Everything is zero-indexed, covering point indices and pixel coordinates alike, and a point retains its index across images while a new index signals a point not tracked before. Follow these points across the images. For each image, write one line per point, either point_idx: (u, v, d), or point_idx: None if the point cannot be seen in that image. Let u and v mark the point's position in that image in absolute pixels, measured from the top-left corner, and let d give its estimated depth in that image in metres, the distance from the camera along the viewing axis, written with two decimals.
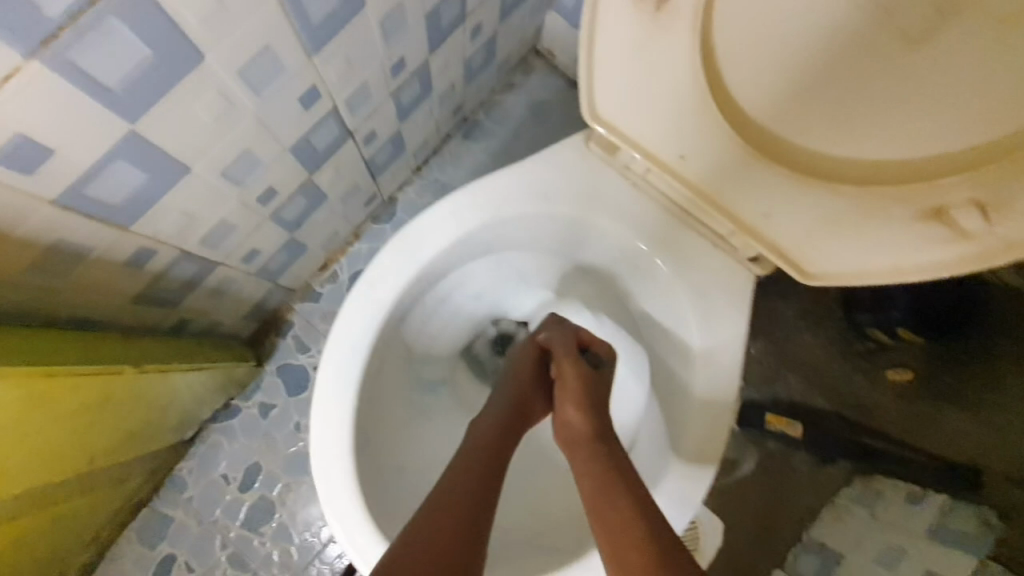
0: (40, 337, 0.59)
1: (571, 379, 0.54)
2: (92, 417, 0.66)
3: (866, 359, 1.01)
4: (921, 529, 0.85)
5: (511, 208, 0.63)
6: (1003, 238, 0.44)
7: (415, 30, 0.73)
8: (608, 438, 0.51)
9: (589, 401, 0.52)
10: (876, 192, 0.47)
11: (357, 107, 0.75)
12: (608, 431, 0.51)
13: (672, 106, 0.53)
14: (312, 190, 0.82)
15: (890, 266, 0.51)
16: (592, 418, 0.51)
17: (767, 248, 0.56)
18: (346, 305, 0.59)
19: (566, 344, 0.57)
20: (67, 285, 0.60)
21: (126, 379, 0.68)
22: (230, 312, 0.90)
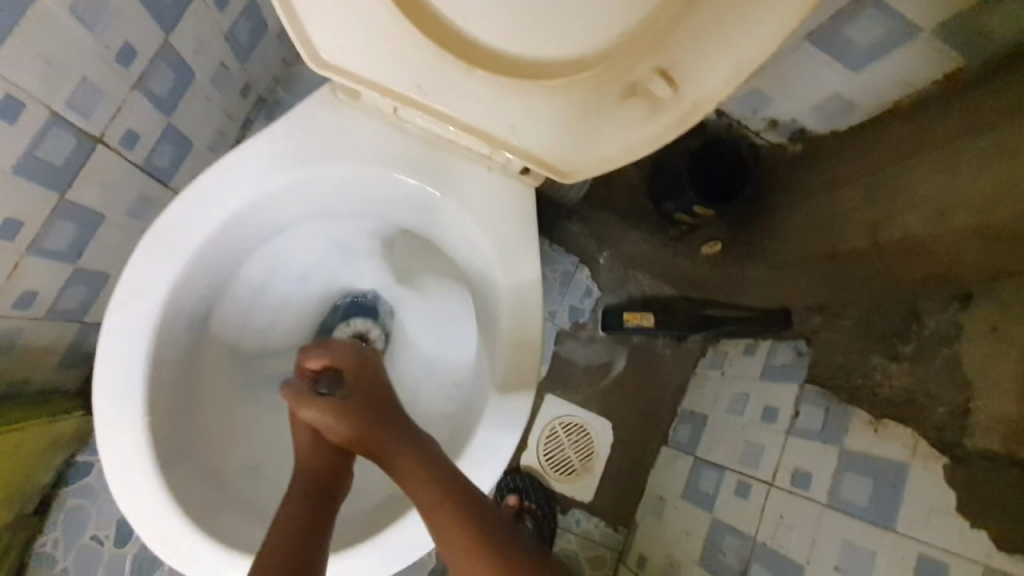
0: None
1: (323, 404, 0.54)
2: None
3: (682, 242, 1.10)
4: (756, 373, 0.96)
5: (274, 177, 0.61)
6: (687, 98, 0.51)
7: (127, 10, 0.66)
8: (396, 430, 0.53)
9: (348, 408, 0.54)
10: (581, 80, 0.52)
11: (88, 108, 0.68)
12: (385, 417, 0.54)
13: (388, 37, 0.53)
14: (78, 210, 0.74)
15: (622, 147, 0.56)
16: (361, 422, 0.53)
17: (525, 159, 0.59)
18: (111, 317, 0.55)
19: (308, 380, 0.57)
20: None
21: None
22: (34, 364, 0.81)
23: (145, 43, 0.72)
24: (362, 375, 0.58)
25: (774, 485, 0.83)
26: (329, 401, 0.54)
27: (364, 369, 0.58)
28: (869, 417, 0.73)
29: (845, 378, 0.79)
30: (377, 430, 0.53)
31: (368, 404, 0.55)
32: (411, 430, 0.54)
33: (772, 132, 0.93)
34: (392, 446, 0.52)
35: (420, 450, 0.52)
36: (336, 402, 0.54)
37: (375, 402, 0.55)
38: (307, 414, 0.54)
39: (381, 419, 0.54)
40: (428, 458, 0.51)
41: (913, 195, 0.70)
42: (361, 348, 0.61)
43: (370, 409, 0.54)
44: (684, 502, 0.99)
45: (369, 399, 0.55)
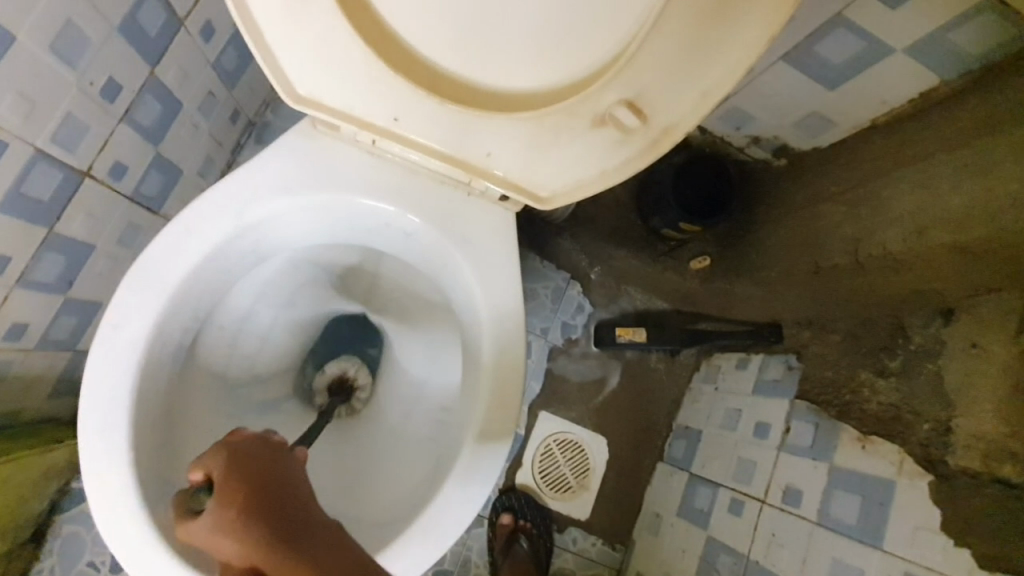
0: None
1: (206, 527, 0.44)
2: None
3: (671, 258, 1.07)
4: (748, 387, 0.96)
5: (254, 209, 0.62)
6: (656, 127, 0.51)
7: (109, 46, 0.68)
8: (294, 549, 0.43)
9: (230, 524, 0.43)
10: (551, 111, 0.52)
11: (74, 143, 0.69)
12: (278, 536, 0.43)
13: (363, 72, 0.54)
14: (67, 242, 0.75)
15: (597, 173, 0.57)
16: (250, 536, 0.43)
17: (502, 186, 0.60)
18: (93, 352, 0.56)
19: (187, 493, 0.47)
20: None
21: None
22: (27, 394, 0.82)
23: (129, 77, 0.73)
24: (255, 470, 0.47)
25: (767, 502, 0.82)
26: (217, 513, 0.44)
27: (260, 464, 0.47)
28: (857, 434, 0.72)
29: (833, 392, 0.79)
30: (280, 552, 0.42)
31: (268, 515, 0.44)
32: (330, 531, 0.45)
33: (755, 148, 0.92)
34: (296, 556, 0.43)
35: (346, 559, 0.44)
36: (225, 517, 0.44)
37: (276, 502, 0.45)
38: (195, 531, 0.44)
39: (284, 532, 0.44)
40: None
41: (894, 212, 0.70)
42: (267, 435, 0.50)
43: (274, 521, 0.44)
44: (680, 518, 0.99)
45: (273, 501, 0.45)
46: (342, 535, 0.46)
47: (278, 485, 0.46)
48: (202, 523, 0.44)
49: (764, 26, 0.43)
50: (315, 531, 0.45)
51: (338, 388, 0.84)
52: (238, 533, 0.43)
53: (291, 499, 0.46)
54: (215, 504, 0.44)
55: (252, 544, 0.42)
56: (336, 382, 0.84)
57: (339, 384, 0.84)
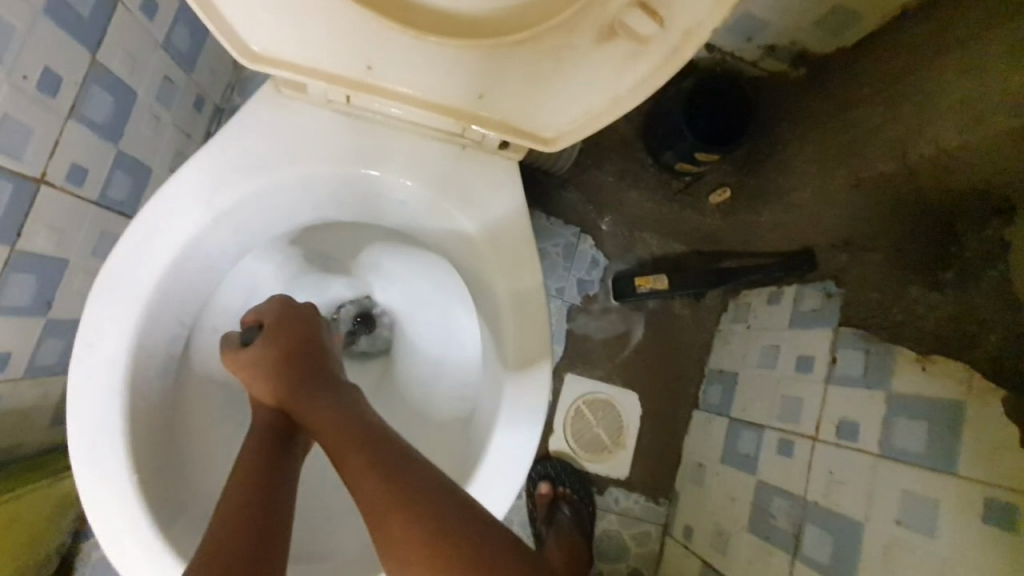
0: None
1: (247, 353, 0.51)
2: None
3: (688, 195, 0.98)
4: (785, 321, 0.90)
5: (226, 194, 0.55)
6: (674, 32, 0.44)
7: (37, 32, 0.60)
8: (311, 365, 0.50)
9: (266, 352, 0.50)
10: (547, 31, 0.45)
11: (18, 148, 0.62)
12: (295, 369, 0.49)
13: (323, 15, 0.46)
14: (34, 260, 0.69)
15: (608, 98, 0.49)
16: (278, 364, 0.49)
17: (500, 130, 0.53)
18: (71, 375, 0.50)
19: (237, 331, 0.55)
20: None
21: None
22: (25, 426, 0.77)
23: (70, 67, 0.65)
24: (294, 327, 0.52)
25: (819, 439, 0.78)
26: (263, 351, 0.50)
27: (302, 324, 0.53)
28: (915, 355, 0.67)
29: (882, 315, 0.72)
30: (302, 387, 0.47)
31: (303, 367, 0.49)
32: (353, 393, 0.48)
33: (770, 59, 0.84)
34: (314, 401, 0.46)
35: (358, 417, 0.44)
36: (271, 358, 0.50)
37: (309, 358, 0.50)
38: (245, 364, 0.51)
39: (310, 369, 0.49)
40: (344, 415, 0.44)
41: (940, 105, 0.61)
42: (306, 306, 0.55)
43: (299, 365, 0.49)
44: (726, 466, 0.95)
45: (306, 354, 0.50)
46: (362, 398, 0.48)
47: (319, 345, 0.52)
48: (252, 358, 0.50)
49: None
50: (339, 387, 0.48)
51: (363, 319, 0.77)
52: (278, 373, 0.49)
53: (323, 361, 0.50)
54: (263, 343, 0.51)
55: (281, 382, 0.48)
56: (359, 318, 0.77)
57: (364, 315, 0.77)
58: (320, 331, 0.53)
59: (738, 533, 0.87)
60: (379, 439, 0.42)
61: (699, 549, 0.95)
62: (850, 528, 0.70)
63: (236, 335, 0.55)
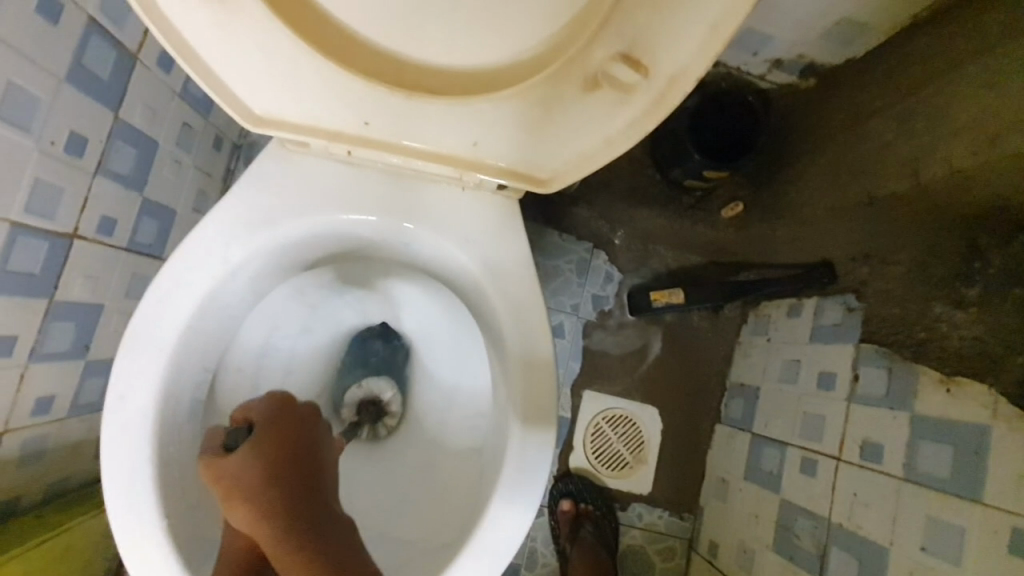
0: None
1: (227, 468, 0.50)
2: None
3: (700, 210, 0.99)
4: (806, 335, 0.88)
5: (239, 249, 0.58)
6: (658, 79, 0.44)
7: (61, 100, 0.64)
8: (293, 490, 0.49)
9: (253, 472, 0.49)
10: (533, 84, 0.46)
11: (51, 209, 0.66)
12: (277, 492, 0.48)
13: (319, 81, 0.48)
14: (70, 309, 0.73)
15: (600, 142, 0.49)
16: (260, 487, 0.48)
17: (497, 175, 0.54)
18: (102, 431, 0.53)
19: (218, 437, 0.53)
20: None
21: None
22: (69, 462, 0.82)
23: (94, 128, 0.69)
24: (284, 443, 0.51)
25: (844, 460, 0.76)
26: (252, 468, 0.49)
27: (293, 437, 0.52)
28: (940, 375, 0.64)
29: (906, 331, 0.70)
30: (281, 524, 0.47)
31: (285, 498, 0.48)
32: (340, 521, 0.50)
33: (777, 73, 0.84)
34: (296, 539, 0.47)
35: (340, 575, 0.46)
36: (256, 471, 0.49)
37: (291, 480, 0.49)
38: (225, 475, 0.49)
39: (292, 496, 0.49)
40: (328, 566, 0.46)
41: (956, 121, 0.60)
42: (295, 411, 0.54)
43: (278, 497, 0.48)
44: (749, 483, 0.93)
45: (292, 479, 0.49)
46: (348, 531, 0.50)
47: (304, 467, 0.51)
48: (235, 471, 0.49)
49: None
50: (319, 519, 0.49)
51: (367, 407, 0.76)
52: (257, 497, 0.48)
53: (313, 484, 0.50)
54: (246, 459, 0.49)
55: (259, 514, 0.48)
56: (365, 402, 0.76)
57: (368, 402, 0.77)
58: (316, 437, 0.54)
59: (763, 552, 0.86)
60: None
61: (725, 567, 0.94)
62: (875, 554, 0.68)
63: (224, 432, 0.53)
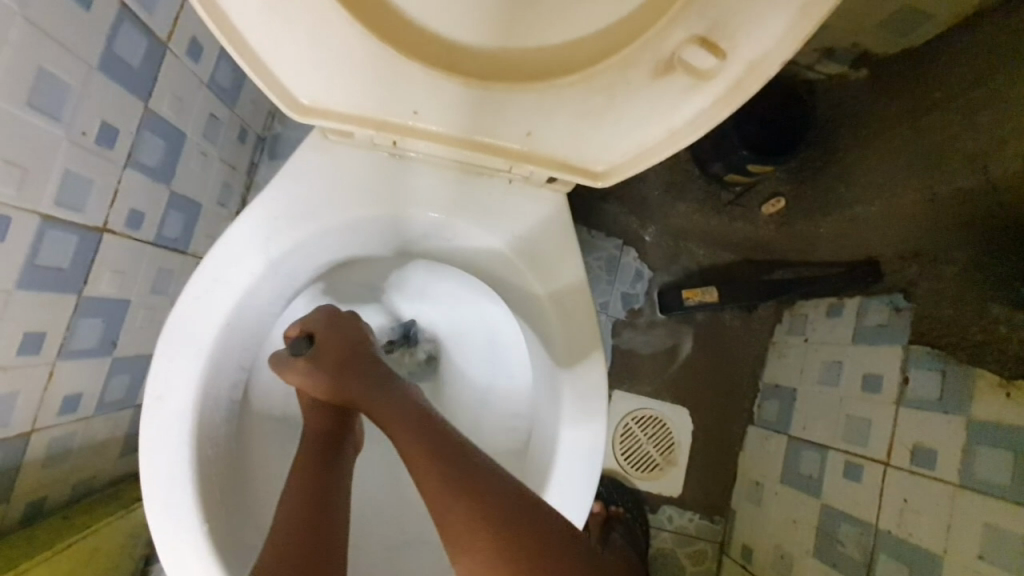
0: None
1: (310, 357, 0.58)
2: None
3: (738, 204, 0.95)
4: (846, 335, 0.87)
5: (281, 241, 0.56)
6: (734, 65, 0.42)
7: (91, 87, 0.61)
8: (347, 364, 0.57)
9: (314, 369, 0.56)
10: (600, 71, 0.43)
11: (81, 200, 0.64)
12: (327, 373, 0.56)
13: (369, 65, 0.45)
14: (99, 304, 0.72)
15: (664, 133, 0.47)
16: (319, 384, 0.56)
17: (551, 167, 0.51)
18: (143, 431, 0.52)
19: (318, 325, 0.59)
20: None
21: None
22: (95, 461, 0.80)
23: (124, 119, 0.67)
24: (341, 344, 0.58)
25: (891, 465, 0.73)
26: (323, 385, 0.56)
27: (350, 332, 0.59)
28: (998, 380, 0.63)
29: (959, 334, 0.68)
30: (353, 386, 0.55)
31: (349, 378, 0.56)
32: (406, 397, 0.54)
33: (827, 63, 0.81)
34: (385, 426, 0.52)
35: (439, 443, 0.48)
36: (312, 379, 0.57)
37: (353, 371, 0.56)
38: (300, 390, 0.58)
39: (354, 372, 0.56)
40: (437, 456, 0.47)
41: None
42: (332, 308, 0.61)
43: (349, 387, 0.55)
44: (786, 486, 0.91)
45: (350, 364, 0.57)
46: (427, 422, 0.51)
47: (358, 351, 0.58)
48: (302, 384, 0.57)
49: None
50: (389, 387, 0.55)
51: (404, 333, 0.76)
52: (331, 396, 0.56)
53: (363, 356, 0.58)
54: (305, 373, 0.57)
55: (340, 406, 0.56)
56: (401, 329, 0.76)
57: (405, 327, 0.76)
58: (343, 326, 0.60)
59: (802, 558, 0.83)
60: (462, 453, 0.48)
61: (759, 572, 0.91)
62: (928, 563, 0.66)
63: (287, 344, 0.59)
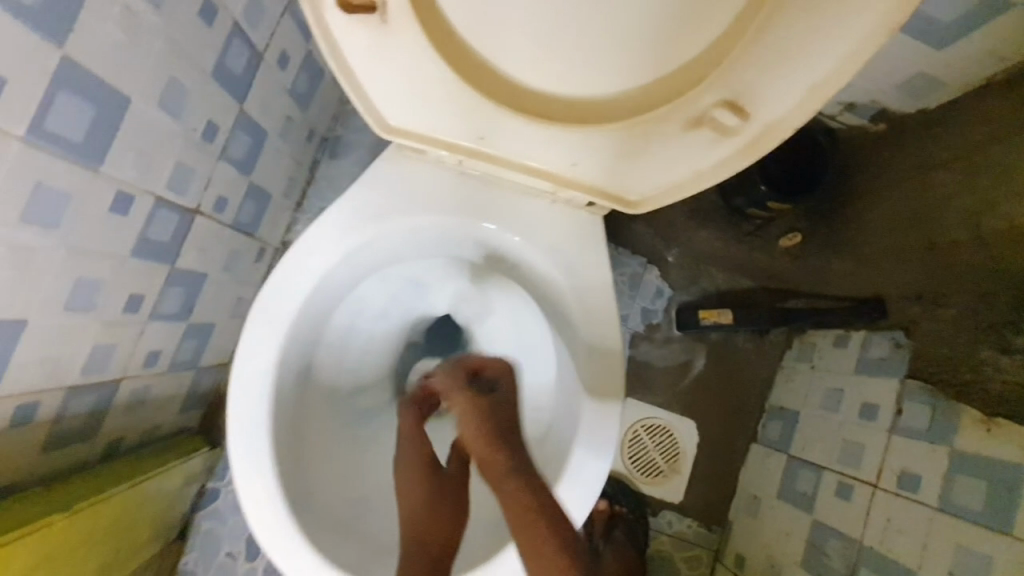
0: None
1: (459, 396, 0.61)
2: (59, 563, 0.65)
3: (757, 236, 1.03)
4: (850, 366, 0.92)
5: (354, 237, 0.65)
6: (754, 126, 0.49)
7: (205, 91, 0.71)
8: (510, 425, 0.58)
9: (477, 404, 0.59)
10: (641, 119, 0.51)
11: (184, 186, 0.74)
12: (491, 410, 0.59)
13: (447, 98, 0.54)
14: (184, 276, 0.82)
15: (690, 174, 0.55)
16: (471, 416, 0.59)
17: (590, 193, 0.60)
18: (233, 387, 0.62)
19: (489, 365, 0.65)
20: None
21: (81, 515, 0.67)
22: (162, 413, 0.90)
23: (223, 118, 0.77)
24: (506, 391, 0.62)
25: (879, 487, 0.80)
26: (483, 415, 0.58)
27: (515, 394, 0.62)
28: (979, 416, 0.69)
29: (951, 371, 0.74)
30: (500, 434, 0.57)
31: (498, 430, 0.57)
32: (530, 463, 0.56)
33: (850, 114, 0.88)
34: (505, 474, 0.55)
35: (533, 491, 0.54)
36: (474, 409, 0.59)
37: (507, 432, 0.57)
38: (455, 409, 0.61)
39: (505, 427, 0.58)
40: (535, 507, 0.53)
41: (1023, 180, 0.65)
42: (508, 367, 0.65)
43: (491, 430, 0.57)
44: (782, 501, 0.97)
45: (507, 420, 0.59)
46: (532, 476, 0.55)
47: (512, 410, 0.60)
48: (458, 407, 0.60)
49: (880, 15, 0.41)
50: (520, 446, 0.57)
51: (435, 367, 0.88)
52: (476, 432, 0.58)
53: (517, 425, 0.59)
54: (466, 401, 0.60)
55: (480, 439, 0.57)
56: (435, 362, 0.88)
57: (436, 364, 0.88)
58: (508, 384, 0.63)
59: (790, 567, 0.90)
60: (535, 483, 0.54)
61: None
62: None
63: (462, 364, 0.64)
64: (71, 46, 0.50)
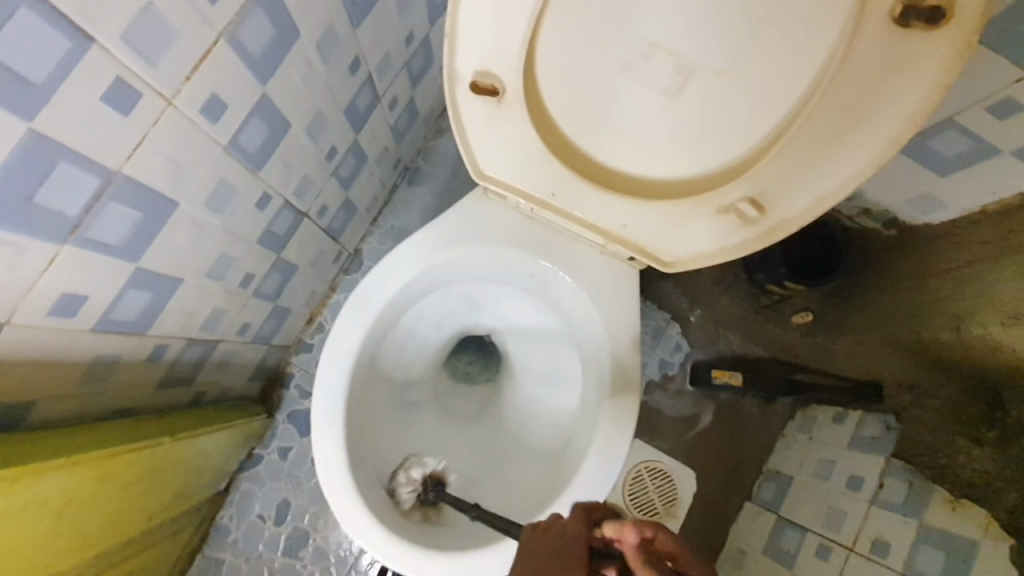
0: (121, 427, 0.73)
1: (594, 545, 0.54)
2: (157, 477, 0.79)
3: (773, 309, 1.16)
4: (844, 441, 1.02)
5: (437, 255, 0.81)
6: (771, 220, 0.64)
7: (336, 122, 0.89)
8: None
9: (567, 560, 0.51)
10: (683, 202, 0.66)
11: (304, 193, 0.91)
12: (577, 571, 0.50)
13: (534, 162, 0.69)
14: (283, 265, 0.99)
15: (717, 248, 0.70)
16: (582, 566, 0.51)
17: (633, 251, 0.74)
18: (322, 360, 0.78)
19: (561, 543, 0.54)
20: (124, 387, 0.75)
21: (178, 442, 0.82)
22: (237, 377, 1.06)
23: (342, 144, 0.95)
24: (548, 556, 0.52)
25: (854, 551, 0.88)
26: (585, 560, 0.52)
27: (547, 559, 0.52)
28: (948, 496, 0.79)
29: (929, 454, 0.85)
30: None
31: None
32: None
33: (865, 218, 0.99)
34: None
35: None
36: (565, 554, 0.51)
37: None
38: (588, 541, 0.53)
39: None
40: None
41: (998, 295, 0.76)
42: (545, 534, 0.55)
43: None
44: (765, 557, 1.04)
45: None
46: None
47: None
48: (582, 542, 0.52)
49: (869, 157, 0.55)
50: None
51: (426, 489, 0.83)
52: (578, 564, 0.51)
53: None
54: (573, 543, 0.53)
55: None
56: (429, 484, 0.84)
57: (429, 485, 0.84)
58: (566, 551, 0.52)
59: None
60: None
61: None
62: None
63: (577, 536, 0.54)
64: (269, 85, 0.67)
